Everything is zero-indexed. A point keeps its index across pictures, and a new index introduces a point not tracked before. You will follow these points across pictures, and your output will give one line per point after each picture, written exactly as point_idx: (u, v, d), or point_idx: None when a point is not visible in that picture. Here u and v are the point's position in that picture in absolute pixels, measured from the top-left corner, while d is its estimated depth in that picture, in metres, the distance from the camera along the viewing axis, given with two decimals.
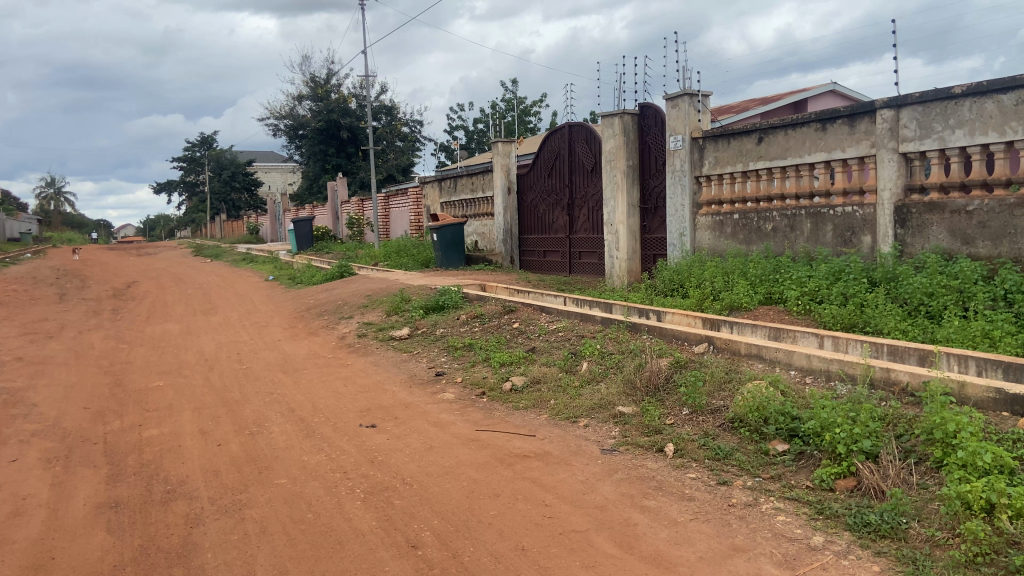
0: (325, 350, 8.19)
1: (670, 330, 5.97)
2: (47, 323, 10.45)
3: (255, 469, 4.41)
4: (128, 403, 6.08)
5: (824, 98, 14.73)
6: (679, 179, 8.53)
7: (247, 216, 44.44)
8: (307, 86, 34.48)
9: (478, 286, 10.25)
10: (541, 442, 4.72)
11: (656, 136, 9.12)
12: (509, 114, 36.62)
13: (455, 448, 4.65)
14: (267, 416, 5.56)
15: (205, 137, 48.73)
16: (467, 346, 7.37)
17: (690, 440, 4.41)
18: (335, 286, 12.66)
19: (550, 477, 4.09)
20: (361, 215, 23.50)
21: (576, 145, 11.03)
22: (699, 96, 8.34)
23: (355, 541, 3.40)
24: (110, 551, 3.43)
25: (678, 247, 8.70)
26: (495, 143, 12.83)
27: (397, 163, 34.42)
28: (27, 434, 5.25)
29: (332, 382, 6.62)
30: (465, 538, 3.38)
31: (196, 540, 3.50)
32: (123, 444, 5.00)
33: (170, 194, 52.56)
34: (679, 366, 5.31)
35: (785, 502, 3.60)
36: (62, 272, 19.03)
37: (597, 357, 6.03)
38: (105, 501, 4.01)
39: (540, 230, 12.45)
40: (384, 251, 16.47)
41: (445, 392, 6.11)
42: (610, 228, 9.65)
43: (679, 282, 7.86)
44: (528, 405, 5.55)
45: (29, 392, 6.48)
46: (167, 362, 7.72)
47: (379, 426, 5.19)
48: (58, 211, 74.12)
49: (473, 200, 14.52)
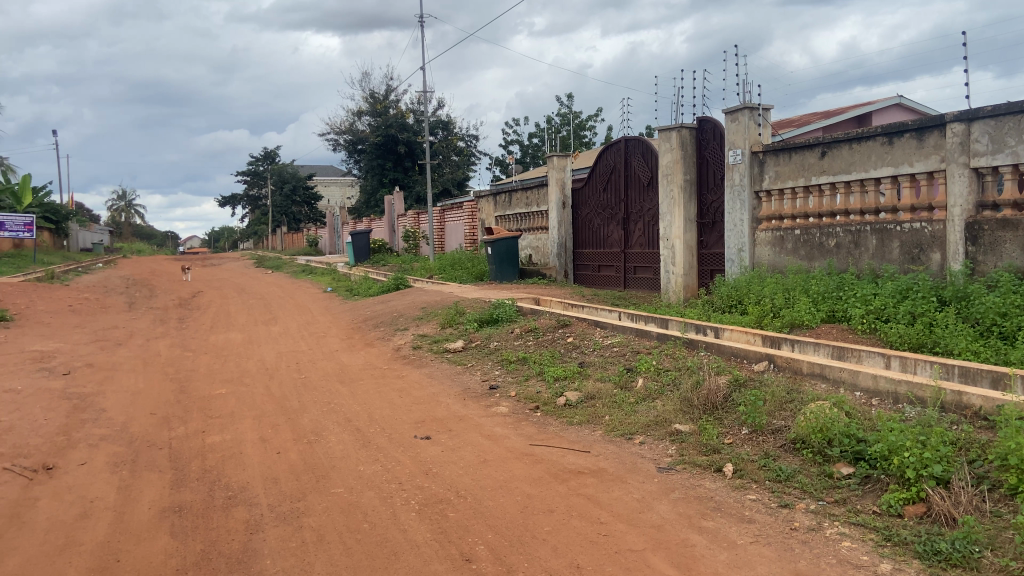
0: (380, 362, 8.31)
1: (728, 347, 5.85)
2: (116, 330, 10.80)
3: (313, 477, 4.49)
4: (192, 410, 6.25)
5: (889, 113, 14.34)
6: (739, 195, 8.40)
7: (306, 229, 45.46)
8: (367, 102, 35.25)
9: (532, 299, 10.22)
10: (595, 459, 4.68)
11: (715, 150, 9.01)
12: (565, 129, 36.74)
13: (509, 462, 4.64)
14: (325, 425, 5.65)
15: (268, 152, 50.40)
16: (521, 359, 7.36)
17: (749, 460, 4.31)
18: (391, 298, 12.82)
19: (605, 495, 4.04)
20: (416, 228, 23.74)
21: (633, 159, 10.97)
22: (759, 110, 8.23)
23: (410, 552, 3.42)
24: (173, 555, 3.51)
25: (736, 263, 8.54)
26: (550, 157, 12.89)
27: (453, 177, 34.75)
28: (96, 438, 5.42)
29: (387, 393, 6.70)
30: (519, 554, 3.36)
31: (256, 546, 3.56)
32: (186, 450, 5.14)
33: (236, 207, 54.10)
34: (738, 384, 5.20)
35: (850, 527, 3.49)
36: (131, 281, 19.62)
37: (653, 374, 5.93)
38: (169, 506, 4.12)
39: (594, 245, 12.40)
40: (439, 264, 16.62)
41: (499, 406, 6.11)
42: (667, 243, 9.56)
43: (737, 298, 7.74)
44: (582, 420, 5.51)
45: (98, 397, 6.71)
46: (229, 370, 7.91)
47: (433, 438, 5.24)
48: (127, 222, 77.09)
49: (527, 215, 14.56)
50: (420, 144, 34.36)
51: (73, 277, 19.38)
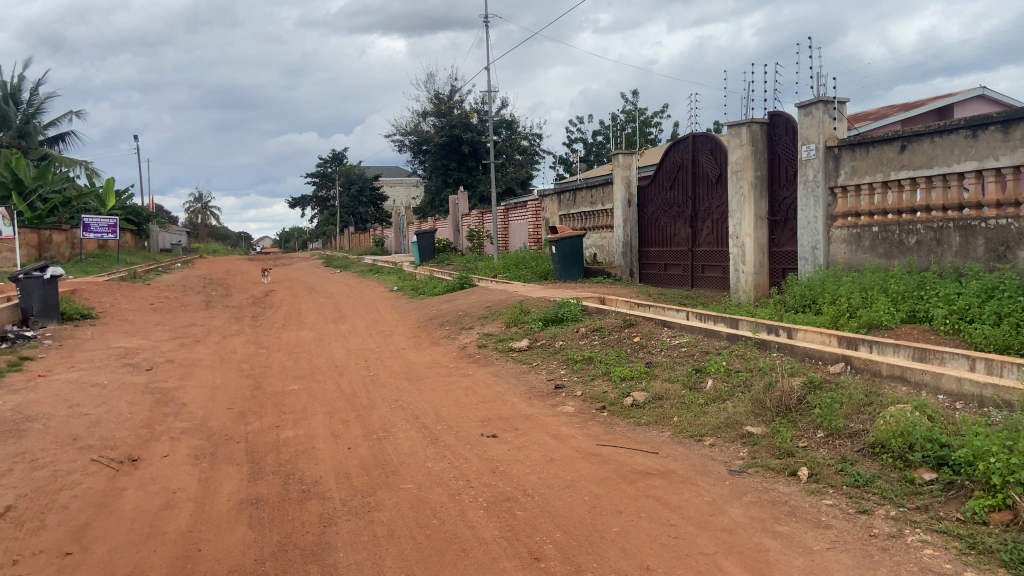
0: (446, 360, 8.39)
1: (802, 348, 5.69)
2: (194, 328, 11.20)
3: (383, 473, 4.57)
4: (267, 405, 6.44)
5: (973, 104, 13.69)
6: (813, 191, 8.17)
7: (373, 228, 46.28)
8: (432, 103, 35.63)
9: (598, 298, 10.16)
10: (664, 460, 4.62)
11: (787, 145, 8.80)
12: (630, 126, 36.41)
13: (576, 462, 4.63)
14: (393, 422, 5.74)
15: (337, 154, 51.51)
16: (587, 359, 7.33)
17: (825, 464, 4.20)
18: (456, 297, 12.93)
19: (675, 497, 3.99)
20: (480, 228, 23.89)
21: (701, 156, 10.80)
22: (834, 103, 7.99)
23: (478, 549, 3.45)
24: (251, 546, 3.61)
25: (810, 261, 8.31)
26: (616, 154, 12.78)
27: (517, 176, 34.84)
28: (177, 431, 5.64)
29: (454, 391, 6.77)
30: (587, 554, 3.34)
31: (329, 539, 3.64)
32: (261, 444, 5.29)
33: (305, 208, 55.44)
34: (813, 386, 5.05)
35: (932, 534, 3.36)
36: (207, 280, 20.40)
37: (722, 375, 5.82)
38: (246, 498, 4.25)
39: (660, 244, 12.25)
40: (503, 263, 16.68)
41: (565, 405, 6.10)
42: (737, 241, 9.37)
43: (811, 297, 7.53)
44: (650, 421, 5.46)
45: (179, 392, 6.97)
46: (301, 367, 8.11)
47: (500, 436, 5.27)
48: (203, 223, 79.89)
49: (591, 213, 14.48)
50: (484, 144, 34.57)
51: (154, 277, 20.16)
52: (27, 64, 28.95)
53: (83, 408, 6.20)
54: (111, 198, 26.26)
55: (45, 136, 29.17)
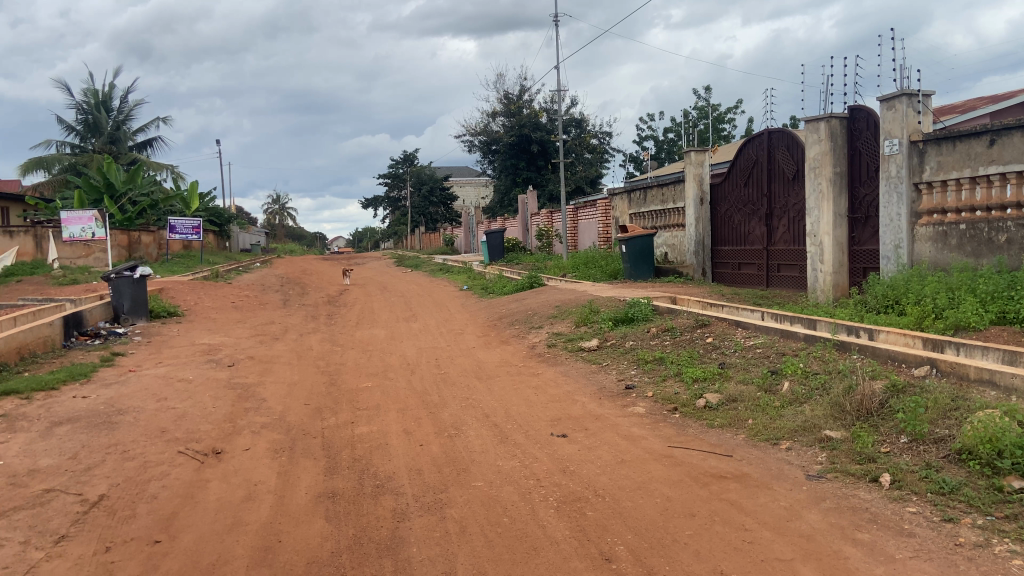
0: (516, 359, 8.43)
1: (885, 351, 5.48)
2: (273, 326, 11.56)
3: (454, 470, 4.63)
4: (341, 401, 6.61)
5: None
6: (895, 187, 7.87)
7: (443, 228, 46.85)
8: (501, 103, 35.79)
9: (669, 298, 10.03)
10: (738, 464, 4.54)
11: (869, 140, 8.50)
12: (702, 123, 35.83)
13: (647, 463, 4.59)
14: (464, 420, 5.80)
15: (408, 155, 52.37)
16: (658, 360, 7.24)
17: (909, 471, 4.04)
18: (526, 297, 12.96)
19: (749, 501, 3.91)
20: (549, 227, 23.92)
21: (777, 152, 10.54)
22: (919, 96, 7.69)
23: (549, 548, 3.46)
24: (328, 539, 3.72)
25: (893, 260, 8.00)
26: (688, 151, 12.57)
27: (586, 175, 34.72)
28: (258, 426, 5.84)
29: (524, 390, 6.80)
30: (660, 557, 3.31)
31: (403, 534, 3.71)
32: (337, 440, 5.43)
33: (377, 208, 56.54)
34: (896, 390, 4.87)
35: (1023, 544, 3.20)
36: (285, 280, 21.04)
37: (799, 377, 5.67)
38: (324, 492, 4.37)
39: (734, 242, 12.01)
40: (573, 262, 16.63)
41: (635, 406, 6.05)
42: (814, 239, 9.12)
43: (894, 298, 7.25)
44: (723, 423, 5.36)
45: (259, 388, 7.21)
46: (374, 364, 8.29)
47: (570, 436, 5.26)
48: (280, 224, 82.42)
49: (662, 212, 14.30)
50: (553, 143, 34.56)
51: (234, 276, 20.88)
52: (116, 72, 29.92)
53: (170, 402, 6.48)
54: (195, 201, 27.33)
55: (135, 142, 30.56)
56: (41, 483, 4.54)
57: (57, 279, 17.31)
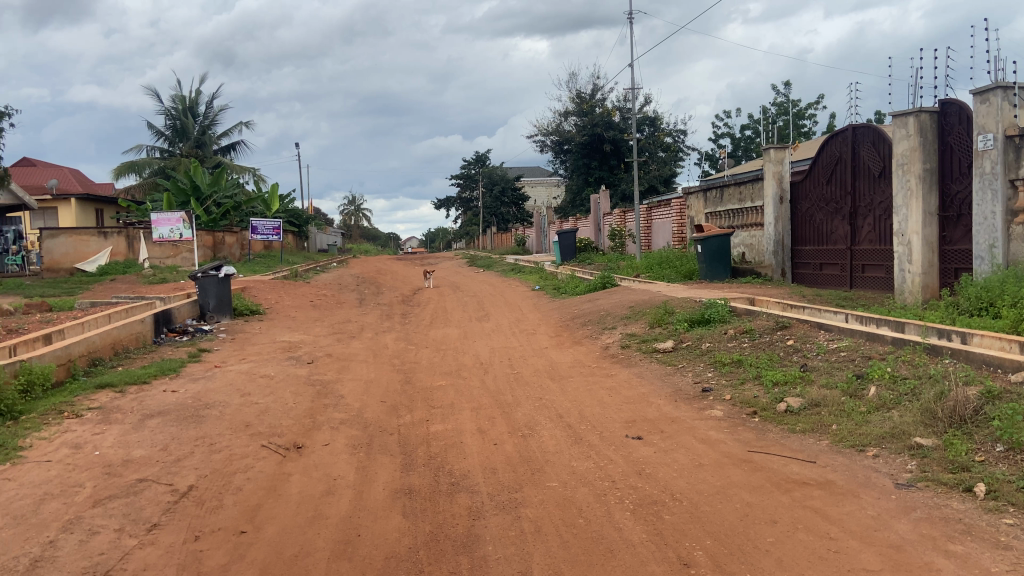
0: (589, 359, 8.39)
1: (979, 355, 5.21)
2: (350, 324, 11.82)
3: (529, 469, 4.63)
4: (417, 399, 6.70)
5: None
6: (989, 183, 7.48)
7: (514, 228, 47.03)
8: (573, 103, 35.67)
9: (747, 300, 9.80)
10: (822, 470, 4.38)
11: (961, 136, 8.11)
12: (781, 118, 34.88)
13: (726, 468, 4.48)
14: (538, 420, 5.80)
15: (480, 156, 52.82)
16: (736, 362, 7.08)
17: (1007, 481, 3.82)
18: (598, 297, 12.88)
19: (835, 509, 3.77)
20: (622, 227, 23.69)
21: (862, 148, 10.17)
22: (1015, 89, 7.29)
23: (626, 551, 3.41)
24: (405, 534, 3.77)
25: (987, 260, 7.60)
26: (767, 149, 12.24)
27: (660, 174, 34.24)
28: (336, 422, 5.97)
29: (598, 391, 6.75)
30: (740, 563, 3.23)
31: (479, 532, 3.73)
32: (412, 437, 5.50)
33: (450, 209, 57.20)
34: (991, 397, 4.62)
35: None
36: (360, 279, 21.46)
37: (887, 382, 5.45)
38: (400, 488, 4.43)
39: (816, 242, 11.64)
40: (646, 263, 16.42)
41: (713, 409, 5.93)
42: (903, 239, 8.76)
43: (989, 300, 6.89)
44: (806, 428, 5.19)
45: (337, 385, 7.37)
46: (448, 363, 8.37)
47: (645, 438, 5.19)
48: (355, 225, 84.31)
49: (740, 211, 13.97)
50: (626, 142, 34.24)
51: (313, 276, 21.43)
52: (204, 77, 31.01)
53: (253, 398, 6.69)
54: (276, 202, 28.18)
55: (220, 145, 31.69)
56: (135, 473, 4.75)
57: (148, 278, 18.12)
